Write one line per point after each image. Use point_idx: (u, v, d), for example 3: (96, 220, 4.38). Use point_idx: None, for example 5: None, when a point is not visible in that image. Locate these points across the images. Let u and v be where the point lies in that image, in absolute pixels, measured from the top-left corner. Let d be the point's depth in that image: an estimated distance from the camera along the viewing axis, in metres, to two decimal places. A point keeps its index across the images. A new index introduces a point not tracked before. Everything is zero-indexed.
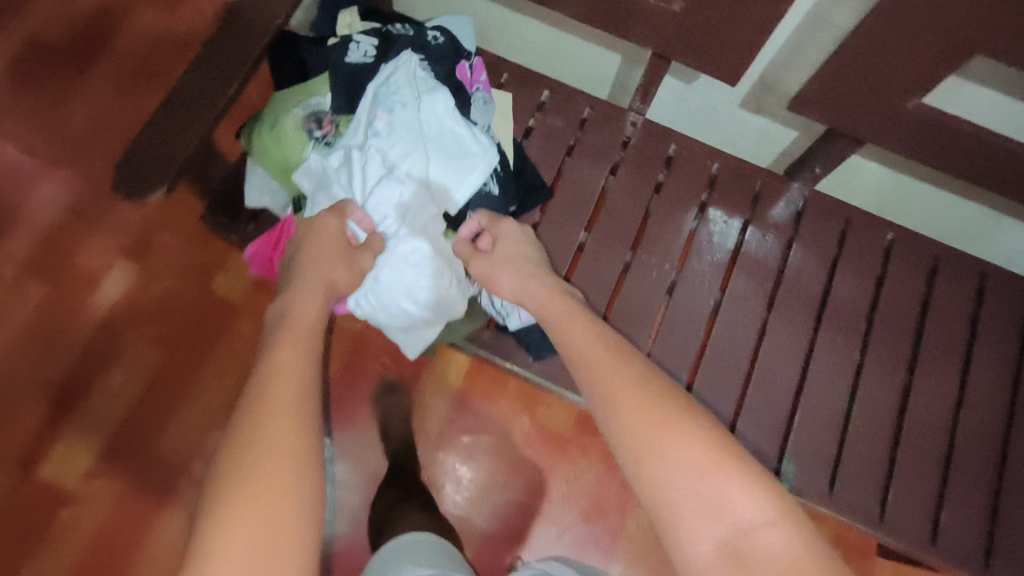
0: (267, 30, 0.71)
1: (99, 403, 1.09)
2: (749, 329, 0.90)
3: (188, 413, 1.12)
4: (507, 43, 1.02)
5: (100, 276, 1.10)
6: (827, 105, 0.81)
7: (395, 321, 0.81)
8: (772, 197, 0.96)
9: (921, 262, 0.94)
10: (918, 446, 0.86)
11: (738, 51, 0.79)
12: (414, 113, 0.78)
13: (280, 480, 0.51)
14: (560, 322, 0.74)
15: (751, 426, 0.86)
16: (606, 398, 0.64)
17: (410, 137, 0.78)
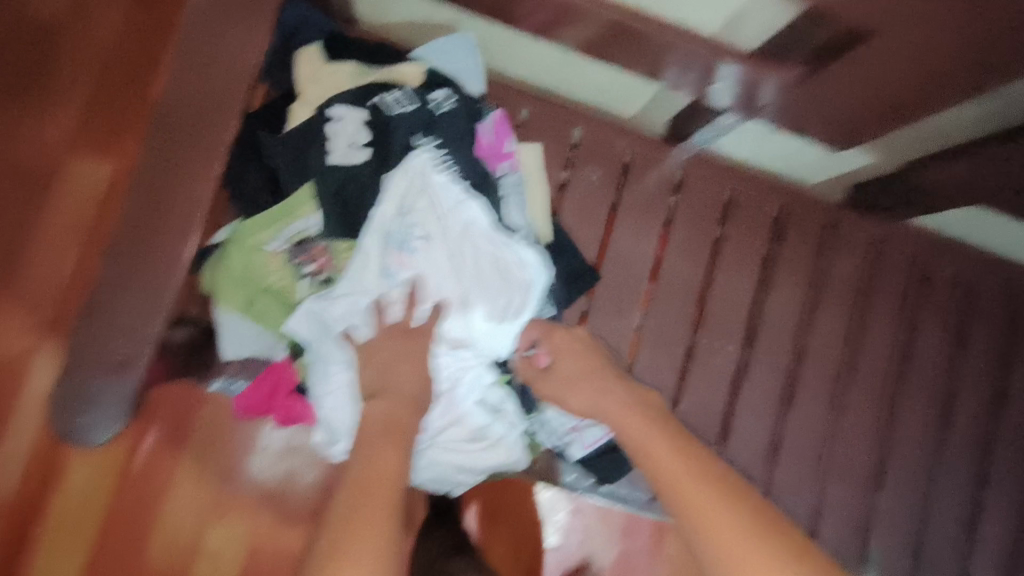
0: (194, 177, 0.55)
1: (59, 527, 0.85)
2: (829, 406, 0.82)
3: (172, 526, 0.87)
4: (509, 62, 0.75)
5: (23, 365, 0.85)
6: (958, 181, 0.67)
7: (446, 486, 0.66)
8: (848, 244, 0.83)
9: (1005, 297, 0.86)
10: (997, 505, 0.85)
11: (882, 109, 0.58)
12: (439, 246, 0.58)
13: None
14: (635, 439, 0.55)
15: (834, 519, 0.81)
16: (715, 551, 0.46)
17: (439, 279, 0.58)
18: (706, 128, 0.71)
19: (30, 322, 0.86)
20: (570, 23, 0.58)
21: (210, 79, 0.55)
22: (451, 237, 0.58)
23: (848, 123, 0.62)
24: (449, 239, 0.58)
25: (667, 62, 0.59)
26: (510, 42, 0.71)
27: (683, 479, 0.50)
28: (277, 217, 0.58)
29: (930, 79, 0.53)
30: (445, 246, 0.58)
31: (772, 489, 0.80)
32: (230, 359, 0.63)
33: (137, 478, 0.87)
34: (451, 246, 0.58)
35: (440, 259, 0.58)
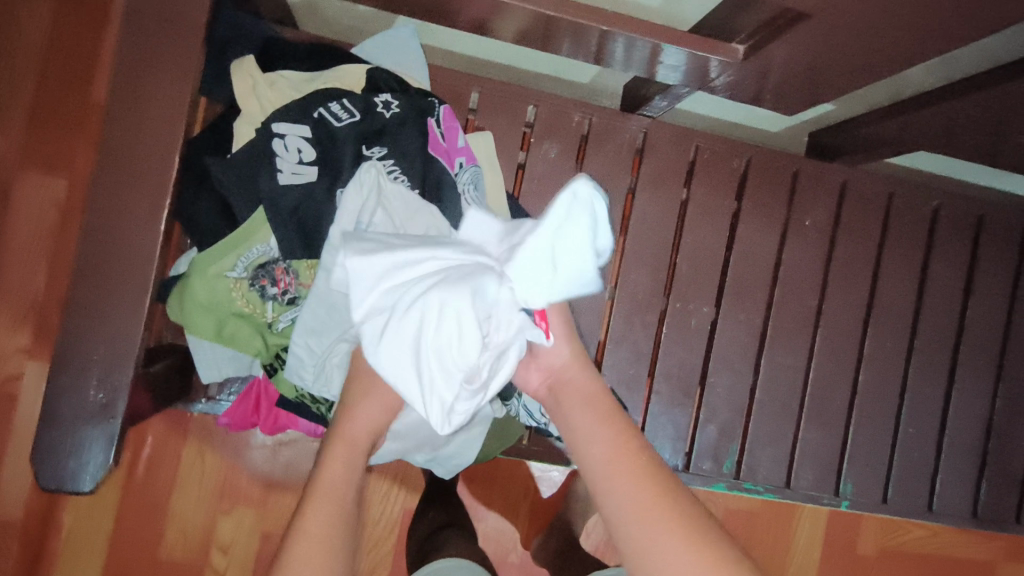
0: (145, 206, 0.53)
1: (66, 540, 0.88)
2: (800, 352, 0.84)
3: (173, 528, 0.90)
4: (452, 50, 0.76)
5: (9, 389, 0.86)
6: (923, 128, 0.70)
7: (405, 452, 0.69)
8: (814, 189, 0.84)
9: (967, 226, 0.87)
10: (962, 428, 0.89)
11: (830, 60, 0.58)
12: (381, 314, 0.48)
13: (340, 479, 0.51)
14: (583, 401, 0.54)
15: (808, 459, 0.85)
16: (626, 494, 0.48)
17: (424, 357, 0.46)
18: (662, 96, 0.72)
19: (8, 346, 0.86)
20: (505, 14, 0.58)
21: (142, 102, 0.53)
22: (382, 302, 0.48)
23: (804, 77, 0.62)
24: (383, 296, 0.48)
25: (607, 39, 0.59)
26: (450, 31, 0.73)
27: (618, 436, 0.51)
28: (233, 245, 0.58)
29: (870, 30, 0.53)
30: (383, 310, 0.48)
31: (748, 437, 0.83)
32: (211, 382, 0.65)
33: (136, 484, 0.89)
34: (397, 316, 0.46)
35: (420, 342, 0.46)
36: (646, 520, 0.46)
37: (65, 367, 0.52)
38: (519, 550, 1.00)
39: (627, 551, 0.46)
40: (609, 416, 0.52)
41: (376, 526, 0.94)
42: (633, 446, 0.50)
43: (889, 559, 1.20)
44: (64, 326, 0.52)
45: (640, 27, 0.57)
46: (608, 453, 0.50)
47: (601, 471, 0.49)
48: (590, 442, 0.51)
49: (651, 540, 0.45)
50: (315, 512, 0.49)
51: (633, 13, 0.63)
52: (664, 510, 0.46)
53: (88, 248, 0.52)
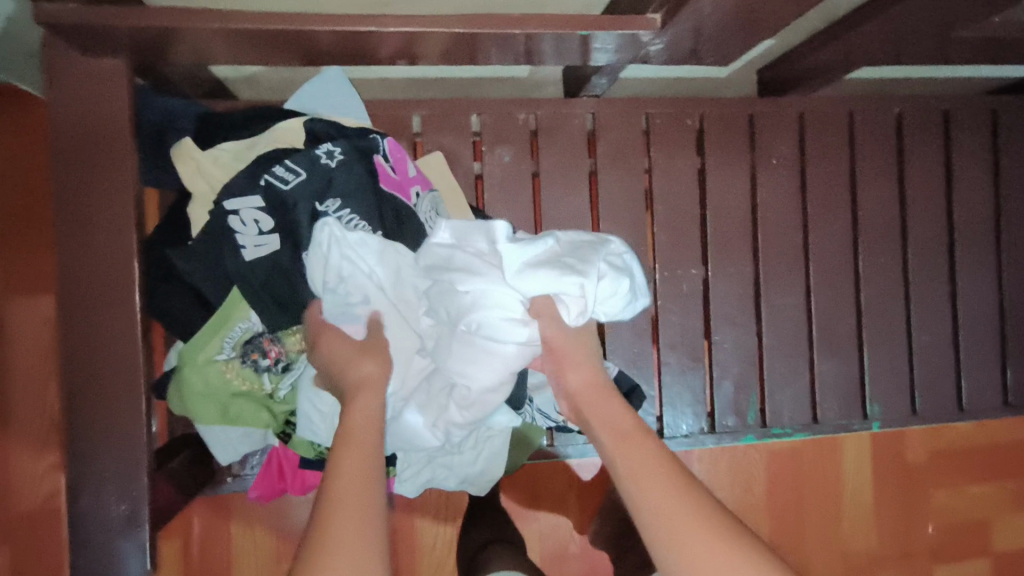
0: (118, 316, 0.54)
1: None
2: (797, 288, 0.84)
3: None
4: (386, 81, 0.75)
5: None
6: (864, 47, 0.70)
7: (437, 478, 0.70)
8: (773, 126, 0.83)
9: (934, 122, 0.86)
10: (974, 322, 0.88)
11: (753, 7, 0.57)
12: (541, 265, 0.51)
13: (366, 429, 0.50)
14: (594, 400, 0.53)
15: (829, 390, 0.85)
16: (642, 477, 0.46)
17: (496, 308, 0.52)
18: (598, 77, 0.72)
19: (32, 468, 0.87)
20: (424, 41, 0.57)
21: (89, 218, 0.53)
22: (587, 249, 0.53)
23: (741, 25, 0.61)
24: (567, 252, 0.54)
25: (531, 42, 0.59)
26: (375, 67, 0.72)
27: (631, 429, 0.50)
28: (215, 329, 0.58)
29: None
30: (533, 262, 0.52)
31: (765, 383, 0.83)
32: (230, 462, 0.65)
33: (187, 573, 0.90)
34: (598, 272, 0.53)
35: (577, 306, 0.52)
36: (691, 536, 0.42)
37: (83, 489, 0.53)
38: (578, 539, 1.00)
39: (655, 533, 0.44)
40: (633, 435, 0.49)
41: (431, 551, 0.95)
42: (665, 462, 0.47)
43: (939, 460, 1.21)
44: (73, 450, 0.53)
45: (558, 21, 0.57)
46: (640, 463, 0.47)
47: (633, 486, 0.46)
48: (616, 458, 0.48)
49: (679, 526, 0.43)
50: (337, 525, 0.42)
51: (552, 12, 0.63)
52: (681, 488, 0.45)
53: (74, 371, 0.53)
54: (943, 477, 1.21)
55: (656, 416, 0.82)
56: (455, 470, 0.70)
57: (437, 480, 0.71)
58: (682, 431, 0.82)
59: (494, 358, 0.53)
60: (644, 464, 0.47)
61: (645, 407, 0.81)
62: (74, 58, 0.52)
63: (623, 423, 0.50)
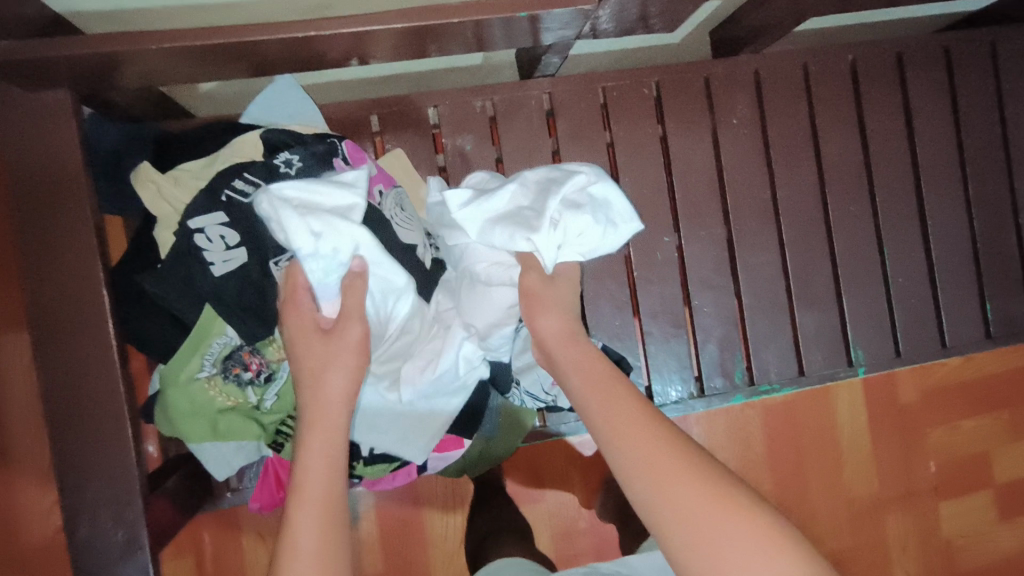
0: (93, 345, 0.54)
1: None
2: (771, 245, 0.84)
3: None
4: (341, 82, 0.76)
5: None
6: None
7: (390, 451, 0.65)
8: (729, 86, 0.83)
9: (889, 66, 0.87)
10: (949, 258, 0.89)
11: None
12: (500, 221, 0.52)
13: (328, 440, 0.49)
14: (571, 362, 0.52)
15: (812, 341, 0.85)
16: (619, 432, 0.47)
17: (482, 257, 0.56)
18: (550, 56, 0.72)
19: None
20: (370, 40, 0.57)
21: (51, 252, 0.53)
22: (551, 188, 0.53)
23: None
24: (530, 198, 0.53)
25: (478, 31, 0.59)
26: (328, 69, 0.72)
27: (605, 385, 0.50)
28: (193, 347, 0.59)
29: None
30: (493, 220, 0.53)
31: (749, 341, 0.84)
32: (226, 477, 0.66)
33: None
34: (560, 212, 0.53)
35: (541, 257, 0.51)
36: (661, 477, 0.44)
37: (80, 519, 0.54)
38: (586, 516, 1.01)
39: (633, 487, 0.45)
40: (611, 382, 0.50)
41: (442, 543, 0.96)
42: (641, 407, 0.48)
43: (931, 398, 1.23)
44: (64, 483, 0.54)
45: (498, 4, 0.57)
46: (613, 408, 0.48)
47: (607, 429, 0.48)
48: (591, 403, 0.50)
49: (656, 472, 0.44)
50: (305, 529, 0.44)
51: None
52: (659, 437, 0.46)
53: (55, 405, 0.54)
54: (937, 414, 1.23)
55: (645, 386, 0.83)
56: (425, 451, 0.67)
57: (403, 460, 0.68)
58: (672, 397, 0.83)
59: (498, 301, 0.56)
60: (621, 417, 0.48)
61: (633, 378, 0.82)
62: (17, 94, 0.52)
63: (598, 379, 0.50)
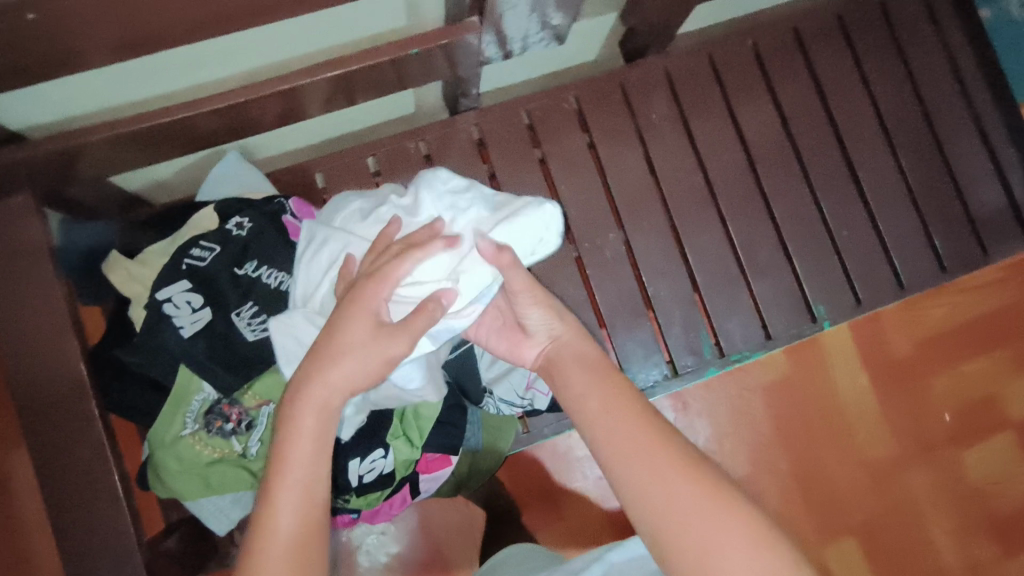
0: (77, 418, 0.59)
1: None
2: (712, 223, 0.89)
3: None
4: (291, 152, 0.84)
5: None
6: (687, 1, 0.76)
7: (371, 461, 0.68)
8: (643, 87, 0.89)
9: (788, 43, 0.93)
10: (888, 205, 0.93)
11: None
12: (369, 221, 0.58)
13: (316, 449, 0.50)
14: (573, 372, 0.57)
15: (772, 306, 0.88)
16: (614, 438, 0.52)
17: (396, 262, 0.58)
18: (471, 88, 0.78)
19: None
20: (289, 101, 0.64)
21: (30, 339, 0.58)
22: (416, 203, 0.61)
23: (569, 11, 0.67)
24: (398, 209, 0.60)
25: (387, 76, 0.65)
26: (274, 138, 0.79)
27: (605, 391, 0.54)
28: (174, 408, 0.63)
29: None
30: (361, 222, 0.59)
31: (710, 317, 0.87)
32: (226, 530, 0.67)
33: None
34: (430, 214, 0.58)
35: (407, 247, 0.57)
36: (647, 474, 0.49)
37: None
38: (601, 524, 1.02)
39: (625, 484, 0.50)
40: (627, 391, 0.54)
41: None
42: (644, 413, 0.53)
43: (922, 348, 1.24)
44: (69, 555, 0.57)
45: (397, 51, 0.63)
46: (617, 415, 0.53)
47: (608, 431, 0.52)
48: (590, 403, 0.54)
49: (644, 470, 0.50)
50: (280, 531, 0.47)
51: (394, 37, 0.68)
52: (648, 440, 0.51)
53: (50, 481, 0.58)
54: (933, 362, 1.24)
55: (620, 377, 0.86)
56: (399, 467, 0.70)
57: (385, 480, 0.69)
58: (648, 382, 0.86)
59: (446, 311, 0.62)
60: (616, 422, 0.52)
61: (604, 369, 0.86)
62: None
63: (602, 386, 0.55)
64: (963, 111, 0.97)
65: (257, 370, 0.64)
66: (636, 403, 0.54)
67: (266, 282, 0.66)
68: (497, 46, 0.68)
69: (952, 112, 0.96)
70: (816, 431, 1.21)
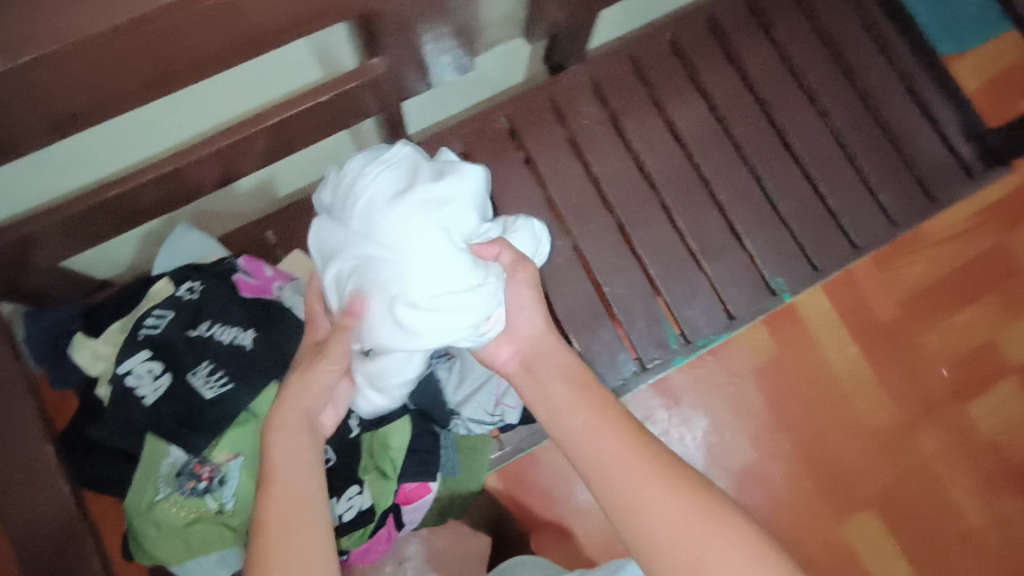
0: (45, 498, 0.60)
1: None
2: (657, 215, 0.90)
3: None
4: (242, 213, 0.88)
5: None
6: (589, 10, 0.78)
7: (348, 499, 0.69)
8: (569, 97, 0.92)
9: (704, 33, 0.96)
10: (829, 171, 0.94)
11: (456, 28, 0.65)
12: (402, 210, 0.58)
13: (298, 462, 0.57)
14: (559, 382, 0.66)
15: (729, 286, 0.89)
16: (591, 439, 0.61)
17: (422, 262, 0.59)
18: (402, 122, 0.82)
19: None
20: (216, 166, 0.66)
21: None
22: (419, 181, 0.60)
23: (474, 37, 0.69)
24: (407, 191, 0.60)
25: (306, 126, 0.68)
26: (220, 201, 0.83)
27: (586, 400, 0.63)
28: (146, 474, 0.65)
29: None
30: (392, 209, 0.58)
31: (670, 306, 0.88)
32: None
33: None
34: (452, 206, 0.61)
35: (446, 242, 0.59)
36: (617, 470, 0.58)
37: None
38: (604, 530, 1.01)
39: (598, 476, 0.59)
40: (605, 406, 0.62)
41: None
42: (619, 417, 0.61)
43: (905, 307, 1.23)
44: None
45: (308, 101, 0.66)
46: (599, 431, 0.61)
47: (589, 436, 0.61)
48: (573, 415, 0.63)
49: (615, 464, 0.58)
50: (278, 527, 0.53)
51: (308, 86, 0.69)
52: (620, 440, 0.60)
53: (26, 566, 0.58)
54: (920, 319, 1.23)
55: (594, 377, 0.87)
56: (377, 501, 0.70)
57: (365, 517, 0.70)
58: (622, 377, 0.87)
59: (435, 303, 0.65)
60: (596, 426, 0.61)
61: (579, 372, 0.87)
62: None
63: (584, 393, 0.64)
64: (889, 70, 0.98)
65: (223, 424, 0.66)
66: (613, 409, 0.62)
67: (220, 339, 0.67)
68: (411, 83, 0.70)
69: (878, 72, 0.98)
70: (813, 405, 1.20)
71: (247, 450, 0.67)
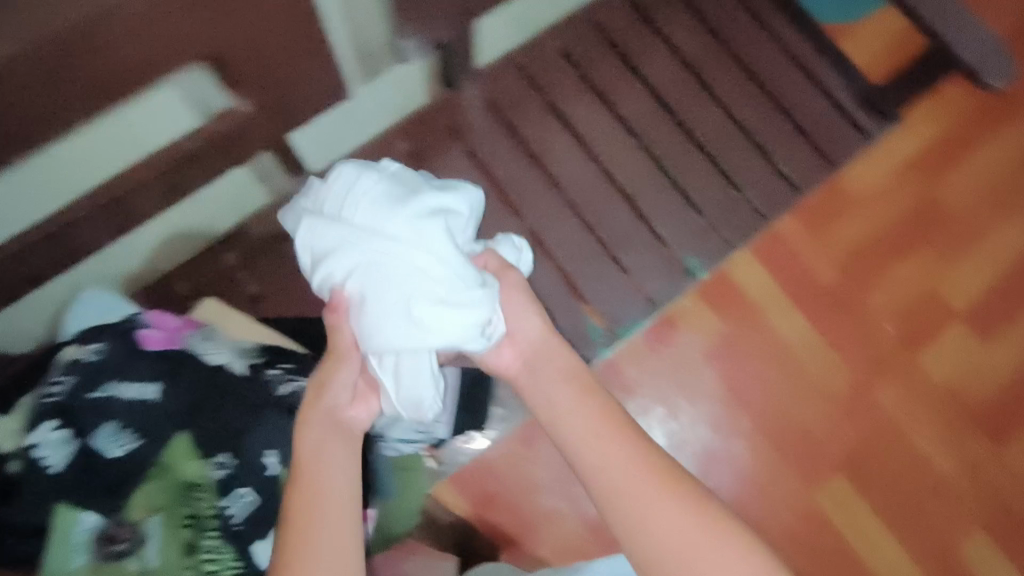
0: None
1: None
2: (565, 212, 0.93)
3: None
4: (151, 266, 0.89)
5: None
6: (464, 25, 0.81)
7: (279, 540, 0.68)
8: (463, 114, 0.95)
9: (588, 33, 0.99)
10: (729, 148, 0.97)
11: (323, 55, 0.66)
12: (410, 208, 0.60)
13: (326, 471, 0.57)
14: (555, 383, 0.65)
15: (646, 270, 0.93)
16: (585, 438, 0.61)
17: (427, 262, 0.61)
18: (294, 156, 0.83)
19: None
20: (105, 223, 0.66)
21: None
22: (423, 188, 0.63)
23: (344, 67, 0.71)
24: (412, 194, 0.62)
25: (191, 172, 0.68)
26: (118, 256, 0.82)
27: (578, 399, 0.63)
28: (59, 544, 0.61)
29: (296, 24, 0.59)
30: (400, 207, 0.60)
31: (589, 298, 0.91)
32: None
33: None
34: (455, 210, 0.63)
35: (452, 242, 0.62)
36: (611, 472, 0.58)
37: None
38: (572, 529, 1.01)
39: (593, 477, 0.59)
40: (610, 414, 0.62)
41: None
42: (615, 415, 0.62)
43: None
44: None
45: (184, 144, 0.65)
46: (604, 439, 0.60)
47: (583, 435, 0.61)
48: (571, 416, 0.62)
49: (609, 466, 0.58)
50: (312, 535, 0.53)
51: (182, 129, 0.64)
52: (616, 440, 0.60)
53: None
54: None
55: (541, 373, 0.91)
56: None
57: None
58: None
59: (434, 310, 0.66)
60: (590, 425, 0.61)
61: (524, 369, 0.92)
62: None
63: (584, 391, 0.64)
64: (772, 43, 1.01)
65: (136, 483, 0.64)
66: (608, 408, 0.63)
67: (124, 396, 0.66)
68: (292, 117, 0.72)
69: (763, 46, 1.01)
70: None
71: (160, 503, 0.65)
